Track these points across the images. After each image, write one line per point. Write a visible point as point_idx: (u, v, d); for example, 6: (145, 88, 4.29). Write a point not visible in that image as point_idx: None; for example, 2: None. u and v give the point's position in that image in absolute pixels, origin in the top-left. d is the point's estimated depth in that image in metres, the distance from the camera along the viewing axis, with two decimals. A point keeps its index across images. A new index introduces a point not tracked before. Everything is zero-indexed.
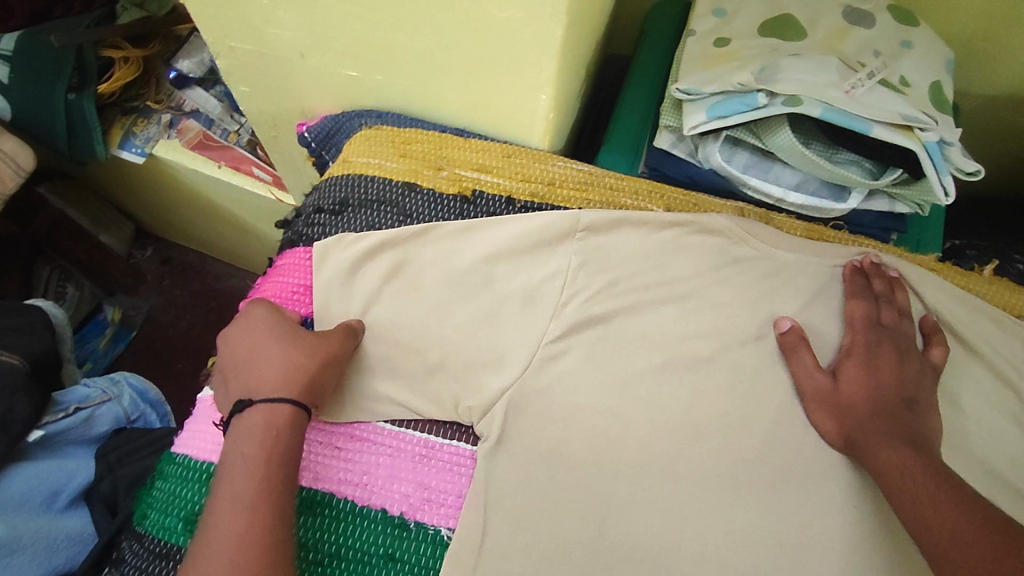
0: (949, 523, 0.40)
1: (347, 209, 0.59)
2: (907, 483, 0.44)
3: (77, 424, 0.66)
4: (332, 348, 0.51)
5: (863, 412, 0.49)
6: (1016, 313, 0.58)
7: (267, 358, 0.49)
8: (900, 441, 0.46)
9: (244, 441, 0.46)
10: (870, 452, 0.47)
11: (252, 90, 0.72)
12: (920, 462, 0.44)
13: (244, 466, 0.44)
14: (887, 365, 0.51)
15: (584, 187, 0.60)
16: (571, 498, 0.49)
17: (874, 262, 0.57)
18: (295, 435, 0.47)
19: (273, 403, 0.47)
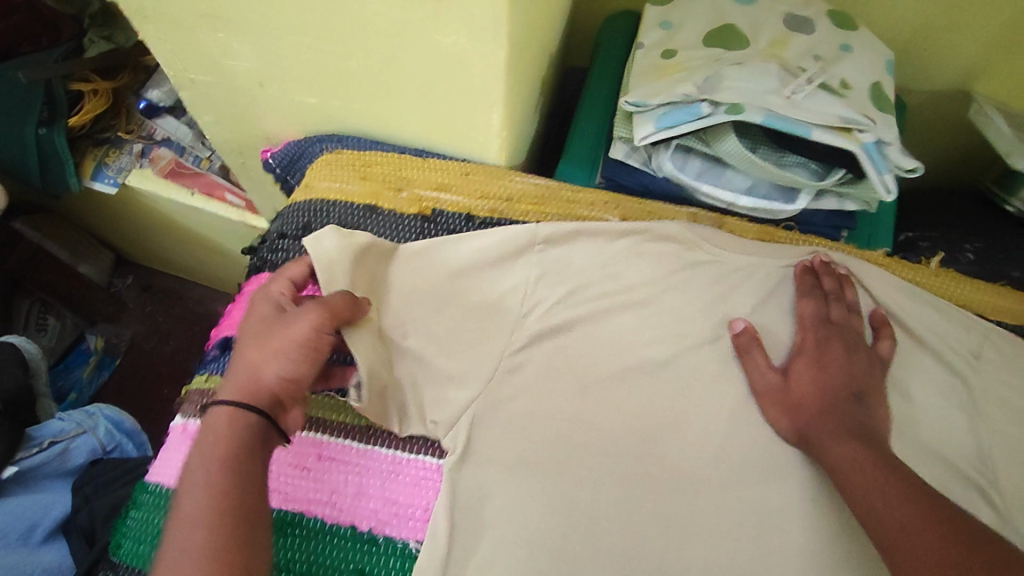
0: (896, 514, 0.41)
1: (310, 233, 0.61)
2: (857, 476, 0.45)
3: (51, 458, 0.66)
4: (292, 333, 0.47)
5: (815, 408, 0.51)
6: (962, 303, 0.59)
7: (232, 361, 0.49)
8: (851, 436, 0.48)
9: (198, 448, 0.44)
10: (823, 448, 0.49)
11: (216, 119, 0.73)
12: (868, 455, 0.46)
13: (196, 477, 0.42)
14: (837, 360, 0.53)
15: (541, 202, 0.62)
16: (537, 506, 0.50)
17: (823, 261, 0.59)
18: (243, 436, 0.44)
19: (219, 407, 0.46)
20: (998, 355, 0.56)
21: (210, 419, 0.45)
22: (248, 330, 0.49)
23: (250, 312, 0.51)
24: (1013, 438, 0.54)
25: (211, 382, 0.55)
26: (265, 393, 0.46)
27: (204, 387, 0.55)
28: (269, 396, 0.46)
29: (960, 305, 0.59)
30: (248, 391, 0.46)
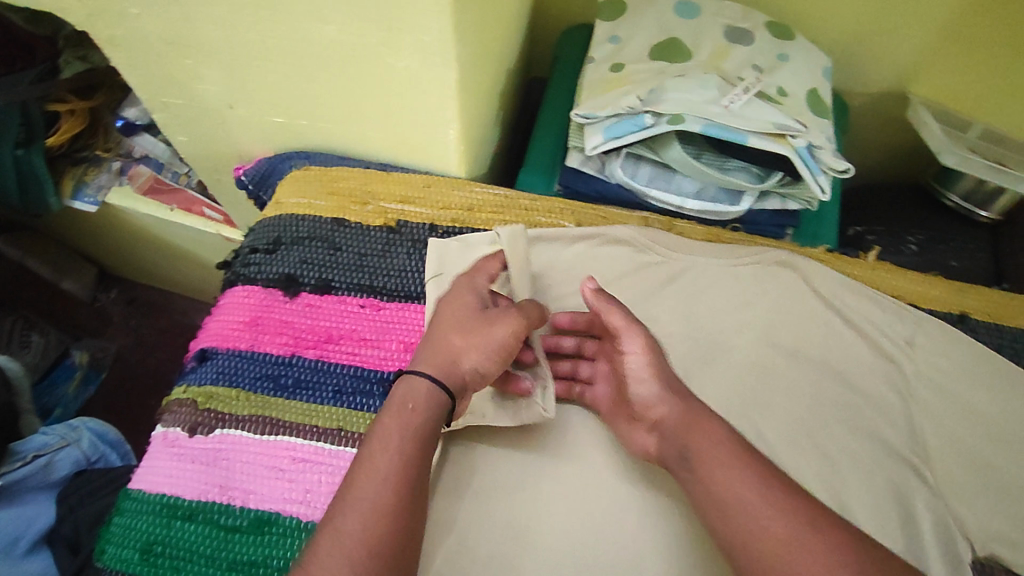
0: (768, 521, 0.41)
1: (281, 247, 0.64)
2: (725, 474, 0.44)
3: (36, 471, 0.63)
4: (496, 334, 0.50)
5: (676, 388, 0.51)
6: (899, 294, 0.63)
7: (435, 333, 0.51)
8: (721, 421, 0.48)
9: (390, 406, 0.47)
10: (692, 435, 0.47)
11: (189, 139, 0.76)
12: (741, 448, 0.45)
13: (390, 433, 0.45)
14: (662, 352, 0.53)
15: (500, 210, 0.65)
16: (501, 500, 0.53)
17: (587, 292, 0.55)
18: (435, 411, 0.47)
19: (419, 377, 0.48)
20: (930, 341, 0.60)
21: (406, 384, 0.48)
22: (447, 311, 0.52)
23: (451, 293, 0.54)
24: (944, 419, 0.57)
25: (190, 393, 0.58)
26: (460, 378, 0.49)
27: (183, 398, 0.57)
28: (461, 379, 0.49)
29: (895, 296, 0.63)
30: (440, 368, 0.49)
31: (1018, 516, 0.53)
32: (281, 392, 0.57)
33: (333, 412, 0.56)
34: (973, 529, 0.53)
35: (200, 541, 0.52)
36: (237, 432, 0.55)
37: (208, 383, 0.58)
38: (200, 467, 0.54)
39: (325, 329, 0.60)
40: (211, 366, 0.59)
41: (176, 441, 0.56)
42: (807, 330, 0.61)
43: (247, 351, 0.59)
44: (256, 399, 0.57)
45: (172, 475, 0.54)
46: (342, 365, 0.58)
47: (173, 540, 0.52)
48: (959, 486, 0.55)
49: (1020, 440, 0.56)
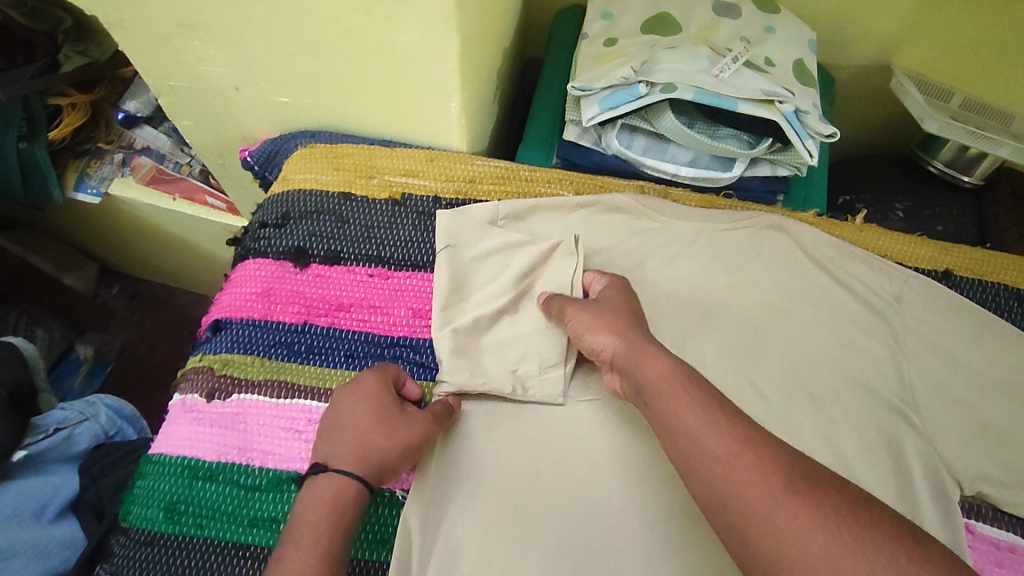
0: (710, 444, 0.42)
1: (290, 221, 0.66)
2: (672, 395, 0.46)
3: (57, 444, 0.65)
4: (407, 435, 0.51)
5: (615, 326, 0.53)
6: (887, 254, 0.66)
7: (351, 427, 0.51)
8: (666, 352, 0.49)
9: (304, 510, 0.46)
10: (640, 364, 0.49)
11: (195, 123, 0.78)
12: (687, 375, 0.47)
13: (308, 537, 0.44)
14: (627, 296, 0.57)
15: (501, 181, 0.68)
16: (510, 452, 0.55)
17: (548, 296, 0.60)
18: (355, 511, 0.47)
19: (346, 475, 0.48)
20: (916, 297, 0.62)
21: (317, 484, 0.48)
22: (357, 410, 0.51)
23: (369, 385, 0.53)
24: (931, 369, 0.60)
25: (206, 361, 0.60)
26: (377, 470, 0.49)
27: (199, 366, 0.59)
28: (380, 471, 0.49)
29: (881, 254, 0.66)
30: (360, 463, 0.48)
31: (1004, 457, 0.56)
32: (295, 357, 0.59)
33: (346, 375, 0.58)
34: (961, 469, 0.55)
35: (222, 500, 0.54)
36: (253, 396, 0.57)
37: (224, 351, 0.60)
38: (219, 430, 0.56)
39: (335, 298, 0.62)
40: (225, 335, 0.61)
41: (194, 407, 0.57)
42: (798, 288, 0.64)
43: (260, 320, 0.61)
44: (271, 364, 0.59)
45: (191, 439, 0.56)
46: (353, 331, 0.61)
47: (195, 499, 0.54)
48: (946, 430, 0.57)
49: (1003, 385, 0.59)
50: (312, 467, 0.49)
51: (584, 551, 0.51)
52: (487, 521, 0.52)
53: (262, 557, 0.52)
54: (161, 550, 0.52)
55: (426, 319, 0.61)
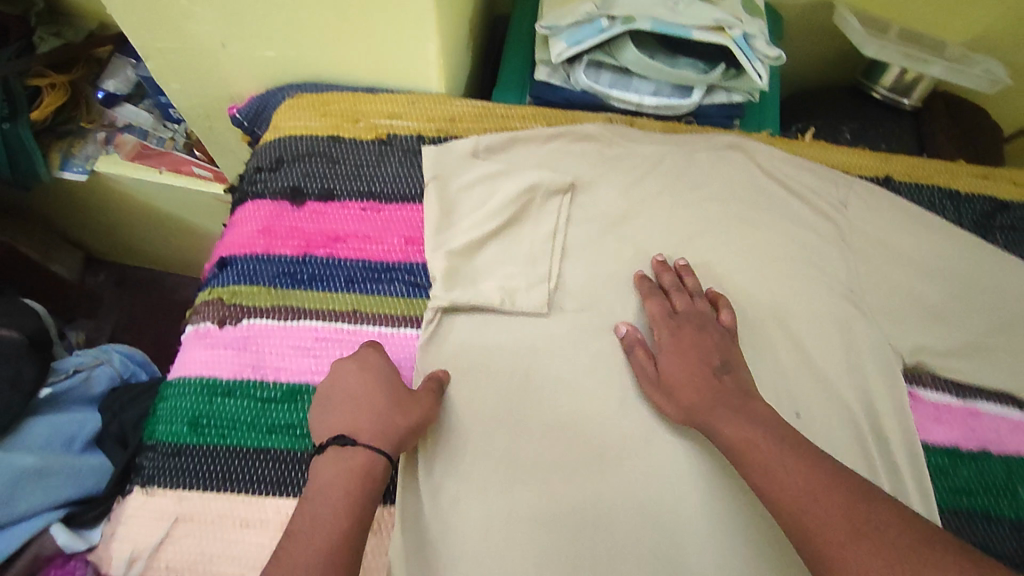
0: (791, 481, 0.45)
1: (284, 164, 0.70)
2: (751, 449, 0.48)
3: (77, 384, 0.70)
4: (419, 413, 0.54)
5: (685, 373, 0.56)
6: (832, 164, 0.72)
7: (369, 405, 0.53)
8: (741, 415, 0.51)
9: (332, 476, 0.49)
10: (716, 418, 0.52)
11: (183, 86, 0.81)
12: (758, 430, 0.49)
13: (339, 498, 0.47)
14: (689, 342, 0.58)
15: (479, 119, 0.73)
16: (501, 357, 0.61)
17: (634, 335, 0.61)
18: (378, 480, 0.50)
19: (373, 450, 0.50)
20: (861, 200, 0.69)
21: (344, 453, 0.50)
22: (375, 388, 0.54)
23: (378, 367, 0.57)
24: (879, 263, 0.66)
25: (215, 293, 0.64)
26: (395, 443, 0.52)
27: (210, 298, 0.64)
28: (399, 445, 0.52)
29: (829, 164, 0.72)
30: (385, 439, 0.51)
31: (939, 331, 0.63)
32: (299, 285, 0.64)
33: (348, 298, 0.63)
34: (903, 343, 0.62)
35: (242, 412, 0.58)
36: (262, 321, 0.62)
37: (231, 283, 0.64)
38: (233, 351, 0.61)
39: (333, 231, 0.67)
40: (232, 270, 0.65)
41: (208, 335, 0.62)
42: (756, 200, 0.69)
43: (263, 254, 0.65)
44: (277, 292, 0.64)
45: (208, 362, 0.61)
46: (351, 259, 0.65)
47: (216, 412, 0.58)
48: (889, 311, 0.64)
49: (941, 270, 0.65)
50: (335, 438, 0.51)
51: (571, 434, 0.58)
52: (485, 413, 0.59)
53: (283, 458, 0.57)
54: (189, 459, 0.57)
55: (419, 244, 0.66)
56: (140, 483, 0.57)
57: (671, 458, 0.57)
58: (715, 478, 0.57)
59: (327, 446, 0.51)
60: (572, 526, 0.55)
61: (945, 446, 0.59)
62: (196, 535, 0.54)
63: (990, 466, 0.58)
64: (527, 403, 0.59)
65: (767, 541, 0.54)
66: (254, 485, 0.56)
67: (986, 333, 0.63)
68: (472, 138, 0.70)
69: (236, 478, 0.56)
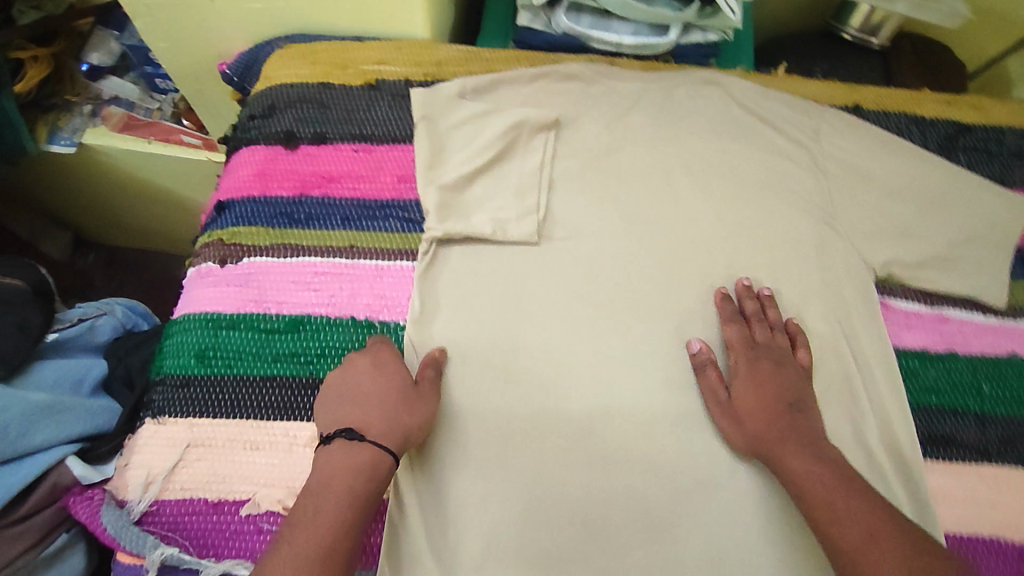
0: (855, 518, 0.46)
1: (276, 111, 0.72)
2: (814, 485, 0.49)
3: (82, 332, 0.71)
4: (425, 410, 0.54)
5: (762, 407, 0.56)
6: (805, 96, 0.75)
7: (378, 401, 0.53)
8: (810, 451, 0.52)
9: (336, 468, 0.49)
10: (781, 452, 0.52)
11: (173, 45, 0.82)
12: (827, 470, 0.50)
13: (338, 493, 0.47)
14: (767, 376, 0.57)
15: (464, 62, 0.75)
16: (496, 287, 0.63)
17: (707, 356, 0.60)
18: (381, 478, 0.50)
19: (379, 448, 0.50)
20: (834, 128, 0.72)
21: (351, 448, 0.50)
22: (388, 384, 0.54)
23: (388, 364, 0.56)
24: (853, 186, 0.69)
25: (216, 235, 0.66)
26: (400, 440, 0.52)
27: (211, 240, 0.66)
28: (405, 443, 0.52)
29: (800, 95, 0.75)
30: (391, 436, 0.51)
31: (909, 246, 0.66)
32: (296, 224, 0.66)
33: (344, 234, 0.66)
34: (876, 258, 0.65)
35: (247, 343, 0.61)
36: (262, 258, 0.64)
37: (230, 225, 0.66)
38: (235, 288, 0.63)
39: (327, 172, 0.69)
40: (230, 212, 0.67)
41: (210, 274, 0.64)
42: (737, 132, 0.71)
43: (260, 196, 0.67)
44: (275, 231, 0.66)
45: (211, 298, 0.63)
46: (345, 197, 0.68)
47: (221, 344, 0.61)
48: (864, 229, 0.67)
49: (912, 190, 0.68)
50: (342, 432, 0.51)
51: (566, 355, 0.60)
52: (481, 338, 0.61)
53: (289, 384, 0.59)
54: (197, 389, 0.59)
55: (412, 183, 0.68)
56: (151, 414, 0.59)
57: (658, 374, 0.60)
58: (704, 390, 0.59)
59: (333, 437, 0.51)
60: (569, 437, 0.58)
61: (916, 349, 0.62)
62: (209, 459, 0.56)
63: (956, 365, 0.62)
64: (521, 325, 0.62)
65: None
66: (261, 410, 0.58)
67: (954, 246, 0.66)
68: (459, 81, 0.72)
69: (244, 405, 0.58)
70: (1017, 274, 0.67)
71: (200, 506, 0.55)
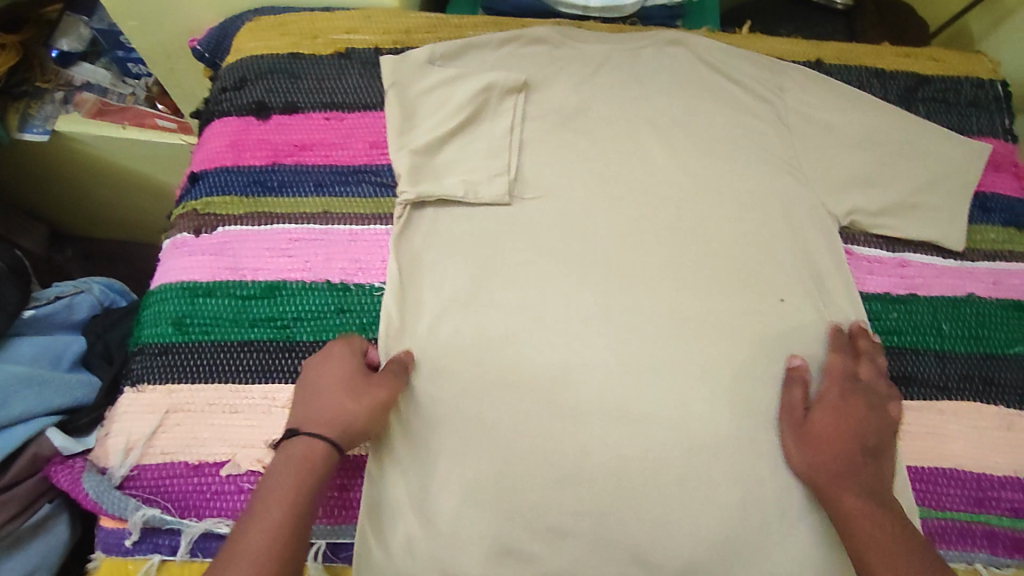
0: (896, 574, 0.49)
1: (247, 83, 0.72)
2: (862, 532, 0.52)
3: (59, 310, 0.71)
4: (375, 394, 0.55)
5: (839, 442, 0.56)
6: (769, 54, 0.77)
7: (318, 395, 0.55)
8: (867, 494, 0.53)
9: (276, 467, 0.52)
10: (839, 488, 0.54)
11: (141, 23, 0.82)
12: (881, 520, 0.52)
13: (275, 491, 0.50)
14: (858, 412, 0.57)
15: (433, 29, 0.76)
16: (471, 248, 0.64)
17: (801, 372, 0.59)
18: (319, 469, 0.52)
19: (313, 439, 0.53)
20: (797, 84, 0.73)
21: (289, 446, 0.53)
22: (331, 376, 0.56)
23: (331, 357, 0.57)
24: (818, 139, 0.70)
25: (191, 206, 0.66)
26: (340, 427, 0.53)
27: (187, 211, 0.66)
28: (347, 429, 0.53)
29: (764, 53, 0.77)
30: (330, 426, 0.53)
31: (869, 195, 0.68)
32: (270, 192, 0.66)
33: (318, 200, 0.66)
34: (838, 208, 0.67)
35: (224, 310, 0.61)
36: (237, 227, 0.65)
37: (204, 195, 0.66)
38: (211, 257, 0.63)
39: (299, 140, 0.69)
40: (204, 183, 0.67)
41: (185, 245, 0.64)
42: (704, 91, 0.73)
43: (233, 166, 0.68)
44: (249, 200, 0.66)
45: (186, 268, 0.63)
46: (318, 165, 0.68)
47: (199, 311, 0.61)
48: (828, 181, 0.68)
49: (874, 141, 0.70)
50: (286, 433, 0.54)
51: (540, 312, 0.61)
52: (457, 298, 0.61)
53: (267, 348, 0.60)
54: (176, 356, 0.59)
55: (384, 149, 0.69)
56: (131, 383, 0.59)
57: (631, 328, 0.61)
58: (676, 341, 0.61)
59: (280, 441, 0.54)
60: (544, 389, 0.58)
61: (879, 293, 0.66)
62: (188, 422, 0.57)
63: (917, 307, 0.66)
64: (495, 283, 0.62)
65: (725, 392, 0.59)
66: (239, 373, 0.59)
67: (912, 194, 0.68)
68: (428, 48, 0.72)
69: (223, 369, 0.59)
70: (974, 218, 0.71)
71: (181, 469, 0.55)
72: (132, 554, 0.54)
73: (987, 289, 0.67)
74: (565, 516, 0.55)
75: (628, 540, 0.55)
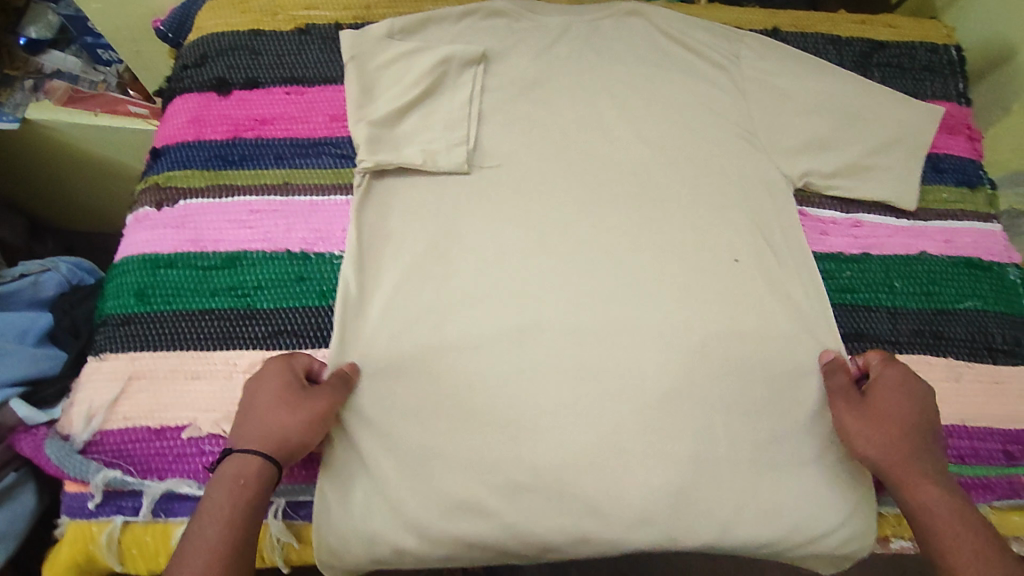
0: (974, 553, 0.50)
1: (208, 60, 0.72)
2: (940, 516, 0.52)
3: (23, 286, 0.72)
4: (312, 406, 0.54)
5: (903, 422, 0.56)
6: (726, 23, 0.78)
7: (252, 413, 0.54)
8: (934, 476, 0.54)
9: (214, 486, 0.52)
10: (913, 472, 0.54)
11: (102, 4, 0.82)
12: (952, 501, 0.53)
13: (212, 510, 0.50)
14: (918, 391, 0.58)
15: (393, 4, 0.76)
16: (432, 217, 0.65)
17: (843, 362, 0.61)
18: (258, 485, 0.51)
19: (245, 456, 0.52)
20: (753, 52, 0.74)
21: (222, 466, 0.52)
22: (268, 391, 0.55)
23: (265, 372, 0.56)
24: (773, 106, 0.71)
25: (153, 181, 0.67)
26: (276, 443, 0.53)
27: (148, 186, 0.67)
28: (282, 445, 0.53)
29: (722, 22, 0.78)
30: (264, 442, 0.53)
31: (824, 159, 0.69)
32: (230, 165, 0.67)
33: (277, 172, 0.67)
34: (793, 171, 0.68)
35: (186, 280, 0.62)
36: (197, 200, 0.65)
37: (165, 170, 0.67)
38: (172, 229, 0.64)
39: (259, 115, 0.69)
40: (166, 158, 0.68)
41: (147, 218, 0.65)
42: (661, 61, 0.74)
43: (194, 141, 0.68)
44: (209, 174, 0.67)
45: (148, 241, 0.64)
46: (278, 139, 0.69)
47: (161, 282, 0.62)
48: (783, 146, 0.69)
49: (829, 106, 0.71)
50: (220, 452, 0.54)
51: (499, 278, 0.62)
52: (417, 266, 0.62)
53: (227, 316, 0.61)
54: (138, 325, 0.60)
55: (344, 121, 0.70)
56: (94, 353, 0.60)
57: (587, 291, 0.62)
58: (634, 304, 0.62)
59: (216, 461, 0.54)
60: (503, 352, 0.59)
61: (833, 253, 0.68)
62: (151, 389, 0.58)
63: (870, 266, 0.67)
64: (455, 250, 0.63)
65: (680, 350, 0.60)
66: (201, 342, 0.60)
67: (865, 155, 0.69)
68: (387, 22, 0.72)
69: (184, 338, 0.60)
70: (928, 178, 0.73)
71: (143, 433, 0.56)
72: (95, 516, 0.55)
73: (939, 247, 0.69)
74: (523, 472, 0.56)
75: (586, 494, 0.56)
